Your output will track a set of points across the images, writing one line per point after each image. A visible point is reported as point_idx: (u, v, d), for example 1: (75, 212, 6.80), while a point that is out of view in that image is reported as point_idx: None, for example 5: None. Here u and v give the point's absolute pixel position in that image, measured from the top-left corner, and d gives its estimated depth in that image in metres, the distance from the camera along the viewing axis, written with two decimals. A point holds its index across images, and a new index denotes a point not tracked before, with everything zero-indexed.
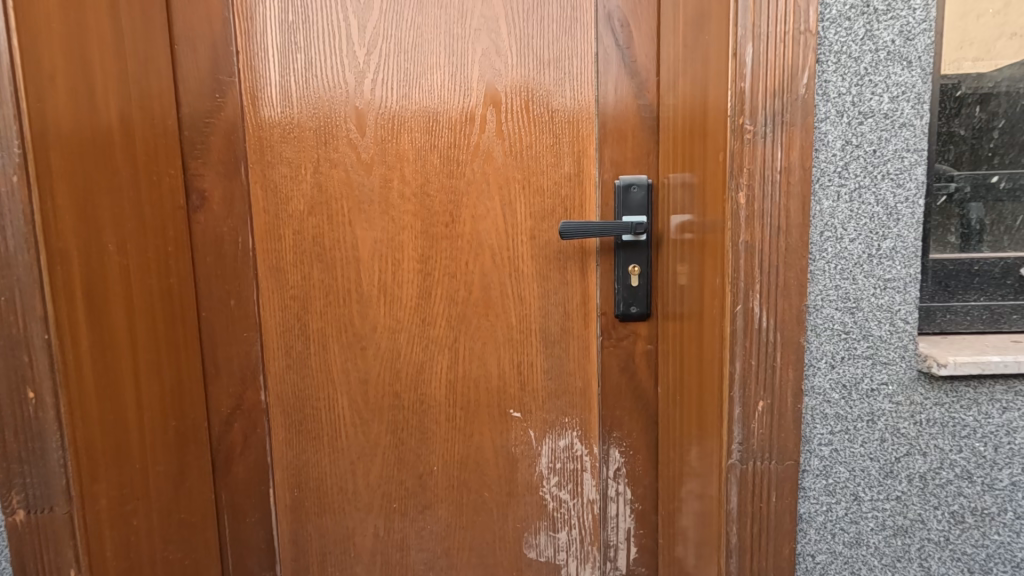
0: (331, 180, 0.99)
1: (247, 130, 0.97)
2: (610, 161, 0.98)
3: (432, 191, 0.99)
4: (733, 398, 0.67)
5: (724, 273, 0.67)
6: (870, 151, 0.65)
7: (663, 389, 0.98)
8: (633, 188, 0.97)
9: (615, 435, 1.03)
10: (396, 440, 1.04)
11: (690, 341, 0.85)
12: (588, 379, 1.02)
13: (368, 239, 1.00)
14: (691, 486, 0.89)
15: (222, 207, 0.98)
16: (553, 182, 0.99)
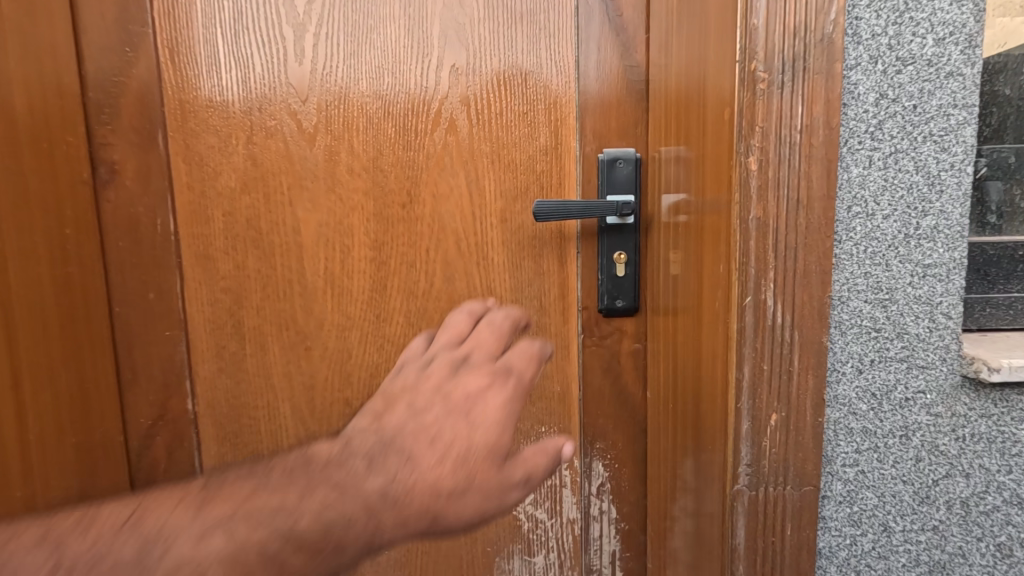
0: (266, 151, 0.84)
1: (164, 91, 0.82)
2: (592, 132, 0.85)
3: (386, 166, 0.85)
4: (741, 410, 0.55)
5: (731, 259, 0.55)
6: (909, 106, 0.52)
7: (653, 395, 0.86)
8: (619, 163, 0.84)
9: (598, 446, 0.91)
10: None
11: (684, 340, 0.72)
12: (567, 383, 0.89)
13: (312, 222, 0.86)
14: (685, 508, 0.76)
15: (136, 182, 0.83)
16: (527, 155, 0.86)
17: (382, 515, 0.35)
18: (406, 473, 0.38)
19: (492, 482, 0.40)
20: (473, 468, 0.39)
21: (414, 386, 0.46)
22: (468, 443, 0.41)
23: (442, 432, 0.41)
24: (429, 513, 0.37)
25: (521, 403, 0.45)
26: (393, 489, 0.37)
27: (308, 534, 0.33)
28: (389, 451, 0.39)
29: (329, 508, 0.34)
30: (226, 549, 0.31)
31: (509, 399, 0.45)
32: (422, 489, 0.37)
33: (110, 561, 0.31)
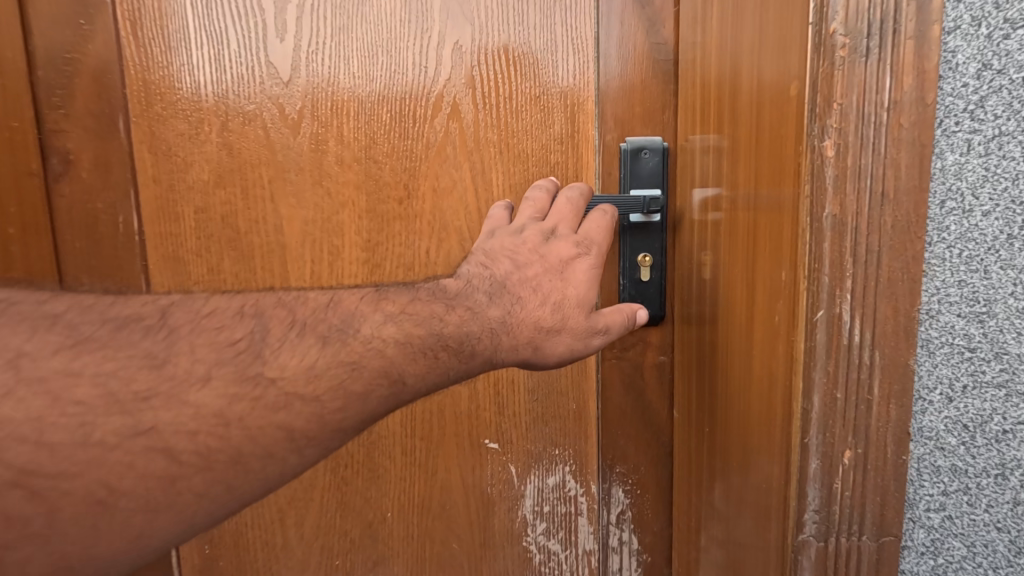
0: (243, 139, 0.74)
1: (125, 70, 0.71)
2: (613, 119, 0.75)
3: (381, 156, 0.75)
4: (809, 445, 0.46)
5: (798, 265, 0.45)
6: (1018, 79, 0.43)
7: (681, 415, 0.77)
8: (644, 152, 0.74)
9: (619, 470, 0.81)
10: (339, 480, 0.81)
11: (722, 357, 0.63)
12: (584, 401, 0.80)
13: (296, 220, 0.76)
14: (715, 538, 0.69)
15: (94, 174, 0.73)
16: (539, 145, 0.76)
17: (498, 336, 0.56)
18: (521, 309, 0.57)
19: (581, 327, 0.60)
20: (567, 314, 0.60)
21: (513, 249, 0.62)
22: (563, 296, 0.60)
23: (541, 284, 0.60)
24: (538, 336, 0.58)
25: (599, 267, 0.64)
26: (510, 314, 0.57)
27: (451, 339, 0.52)
28: (507, 292, 0.58)
29: (468, 322, 0.54)
30: (397, 335, 0.48)
31: (591, 264, 0.63)
32: (533, 321, 0.58)
33: (322, 326, 0.46)
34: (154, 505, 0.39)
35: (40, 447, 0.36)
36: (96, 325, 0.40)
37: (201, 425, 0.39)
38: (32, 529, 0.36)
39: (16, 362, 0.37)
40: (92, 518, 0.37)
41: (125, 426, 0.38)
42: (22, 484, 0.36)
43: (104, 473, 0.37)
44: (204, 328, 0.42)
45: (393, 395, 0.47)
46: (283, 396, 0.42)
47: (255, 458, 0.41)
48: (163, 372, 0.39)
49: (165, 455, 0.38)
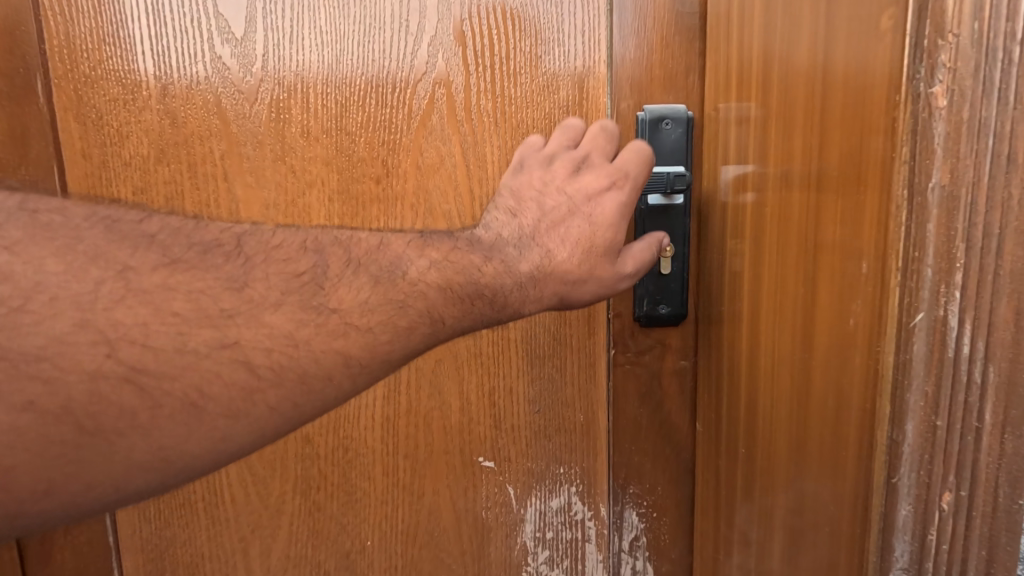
0: (188, 106, 0.62)
1: (43, 21, 0.59)
2: (630, 83, 0.63)
3: (354, 127, 0.64)
4: (899, 487, 0.36)
5: (888, 256, 0.35)
6: None
7: (704, 430, 0.66)
8: (665, 123, 0.62)
9: (632, 491, 0.71)
10: (310, 504, 0.70)
11: (761, 367, 0.52)
12: (593, 412, 0.70)
13: (255, 203, 0.64)
14: (745, 571, 0.57)
15: (8, 147, 0.60)
16: (542, 115, 0.65)
17: (528, 290, 0.51)
18: (548, 257, 0.52)
19: (609, 275, 0.54)
20: (595, 262, 0.54)
21: (542, 193, 0.56)
22: (592, 242, 0.54)
23: (569, 232, 0.54)
24: (564, 287, 0.53)
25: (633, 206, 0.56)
26: (540, 265, 0.52)
27: (485, 289, 0.49)
28: (537, 239, 0.53)
29: (503, 275, 0.50)
30: (439, 281, 0.46)
31: (623, 201, 0.55)
32: (561, 271, 0.53)
33: (373, 267, 0.44)
34: (236, 414, 0.37)
35: (145, 348, 0.35)
36: (183, 247, 0.38)
37: (276, 344, 0.38)
38: (136, 423, 0.35)
39: (120, 271, 0.36)
40: (184, 418, 0.36)
41: (211, 337, 0.36)
42: (130, 380, 0.34)
43: (198, 377, 0.36)
44: (274, 258, 0.41)
45: (434, 337, 0.46)
46: (344, 326, 0.41)
47: (316, 380, 0.40)
48: (244, 295, 0.38)
49: (247, 368, 0.37)
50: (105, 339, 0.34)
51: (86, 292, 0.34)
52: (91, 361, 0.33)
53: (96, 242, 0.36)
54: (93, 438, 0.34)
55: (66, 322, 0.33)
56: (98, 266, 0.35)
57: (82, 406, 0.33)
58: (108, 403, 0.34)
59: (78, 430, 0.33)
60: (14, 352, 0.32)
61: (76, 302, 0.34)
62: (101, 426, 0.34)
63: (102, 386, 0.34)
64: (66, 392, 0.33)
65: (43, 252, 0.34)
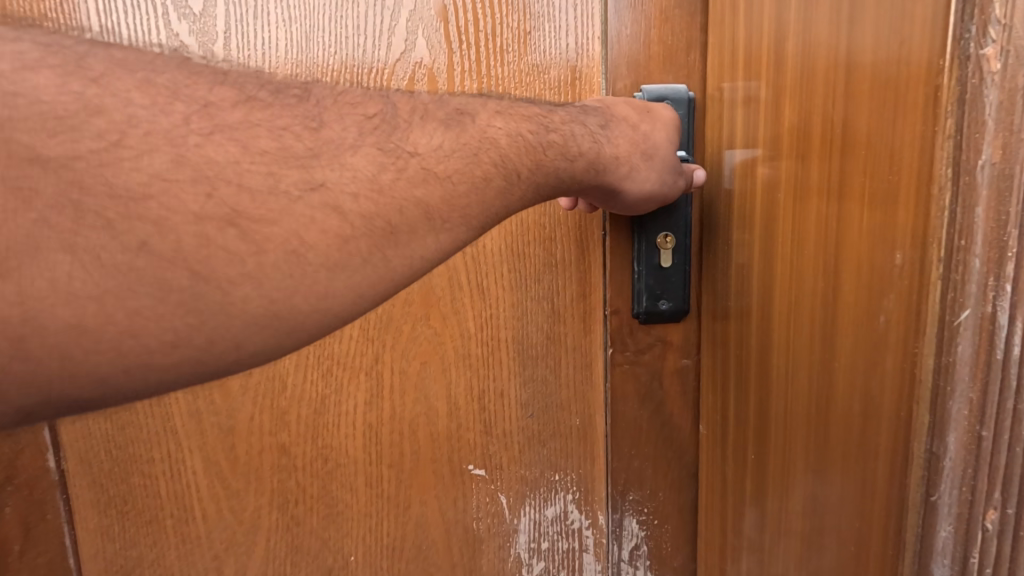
0: None
1: None
2: (627, 61, 0.58)
3: None
4: (940, 506, 0.31)
5: (930, 246, 0.31)
6: None
7: (708, 432, 0.62)
8: (665, 104, 0.57)
9: (632, 498, 0.67)
10: (288, 520, 0.65)
11: (773, 367, 0.47)
12: (590, 414, 0.66)
13: None
14: None
15: None
16: (533, 96, 0.60)
17: (602, 147, 0.48)
18: (614, 128, 0.50)
19: (672, 162, 0.52)
20: (658, 143, 0.52)
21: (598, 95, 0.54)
22: (651, 130, 0.52)
23: (630, 116, 0.51)
24: (634, 156, 0.50)
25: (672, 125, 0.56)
26: (609, 128, 0.49)
27: (555, 137, 0.45)
28: (604, 113, 0.50)
29: (572, 124, 0.47)
30: (508, 129, 0.41)
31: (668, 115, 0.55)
32: (629, 139, 0.50)
33: (441, 114, 0.39)
34: (335, 264, 0.33)
35: (240, 188, 0.31)
36: (256, 86, 0.33)
37: (362, 188, 0.34)
38: (245, 272, 0.31)
39: (203, 106, 0.31)
40: (289, 268, 0.32)
41: (297, 181, 0.32)
42: (231, 224, 0.31)
43: (294, 223, 0.32)
44: (342, 101, 0.35)
45: (510, 192, 0.41)
46: (422, 172, 0.36)
47: (403, 233, 0.35)
48: (321, 135, 0.33)
49: (338, 213, 0.33)
50: (204, 177, 0.30)
51: (176, 127, 0.30)
52: (193, 201, 0.30)
53: (176, 79, 0.31)
54: (207, 287, 0.30)
55: (163, 156, 0.30)
56: (182, 100, 0.31)
57: (192, 254, 0.30)
58: (217, 249, 0.30)
59: (193, 277, 0.30)
60: (118, 189, 0.29)
61: (167, 135, 0.30)
62: (214, 273, 0.30)
63: (208, 229, 0.30)
64: (174, 233, 0.29)
65: (127, 85, 0.30)
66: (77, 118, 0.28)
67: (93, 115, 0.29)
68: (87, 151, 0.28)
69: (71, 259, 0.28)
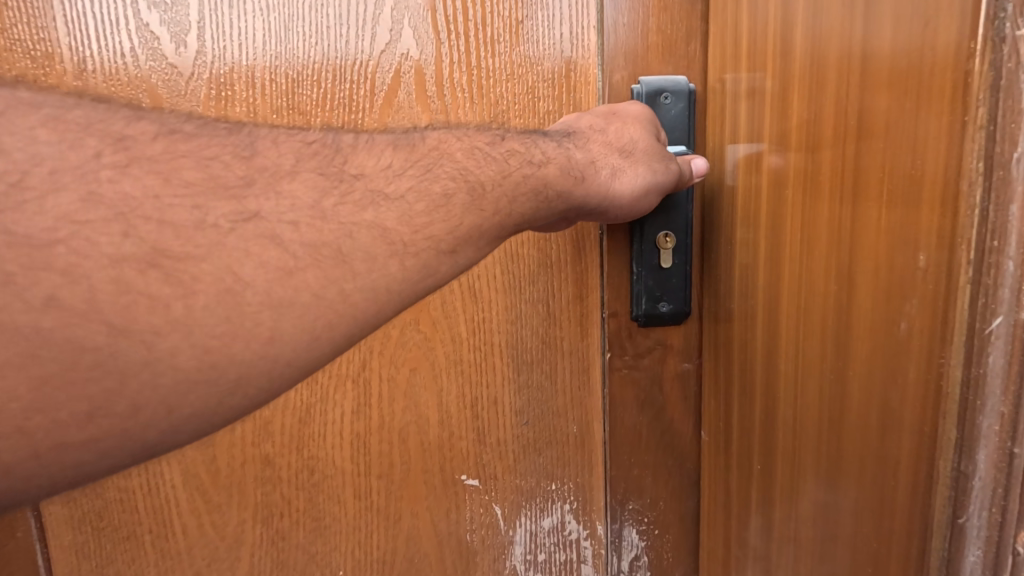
0: (112, 83, 0.53)
1: None
2: (625, 51, 0.55)
3: (308, 106, 0.56)
4: (968, 529, 0.29)
5: (957, 246, 0.28)
6: None
7: (710, 440, 0.59)
8: (664, 96, 0.54)
9: (632, 507, 0.64)
10: (273, 534, 0.62)
11: (781, 373, 0.45)
12: (588, 421, 0.63)
13: None
14: None
15: None
16: (525, 89, 0.57)
17: (576, 157, 0.47)
18: (583, 137, 0.49)
19: (654, 148, 0.50)
20: (634, 137, 0.50)
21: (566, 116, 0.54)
22: (624, 127, 0.50)
23: (593, 123, 0.50)
24: (612, 159, 0.49)
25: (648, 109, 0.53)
26: (576, 140, 0.48)
27: (516, 146, 0.44)
28: (569, 130, 0.50)
29: (534, 139, 0.46)
30: (464, 144, 0.41)
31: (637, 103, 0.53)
32: (602, 145, 0.49)
33: (389, 136, 0.39)
34: (281, 303, 0.32)
35: (162, 224, 0.30)
36: (179, 120, 0.33)
37: (302, 215, 0.33)
38: (171, 316, 0.30)
39: (118, 140, 0.30)
40: (224, 312, 0.31)
41: (226, 212, 0.31)
42: (153, 264, 0.29)
43: (225, 257, 0.31)
44: (279, 131, 0.35)
45: (476, 208, 0.40)
46: (370, 195, 0.35)
47: (359, 260, 0.34)
48: (253, 163, 0.33)
49: (276, 243, 0.32)
50: (119, 214, 0.29)
51: (88, 163, 0.29)
52: (109, 243, 0.29)
53: (89, 114, 0.31)
54: (129, 338, 0.29)
55: (72, 196, 0.29)
56: (94, 135, 0.30)
57: (109, 299, 0.29)
58: (139, 294, 0.29)
59: (109, 329, 0.29)
60: (23, 236, 0.28)
61: (76, 173, 0.29)
62: (132, 322, 0.29)
63: (126, 271, 0.29)
64: (87, 278, 0.28)
65: (30, 123, 0.29)
66: None
67: None
68: None
69: None
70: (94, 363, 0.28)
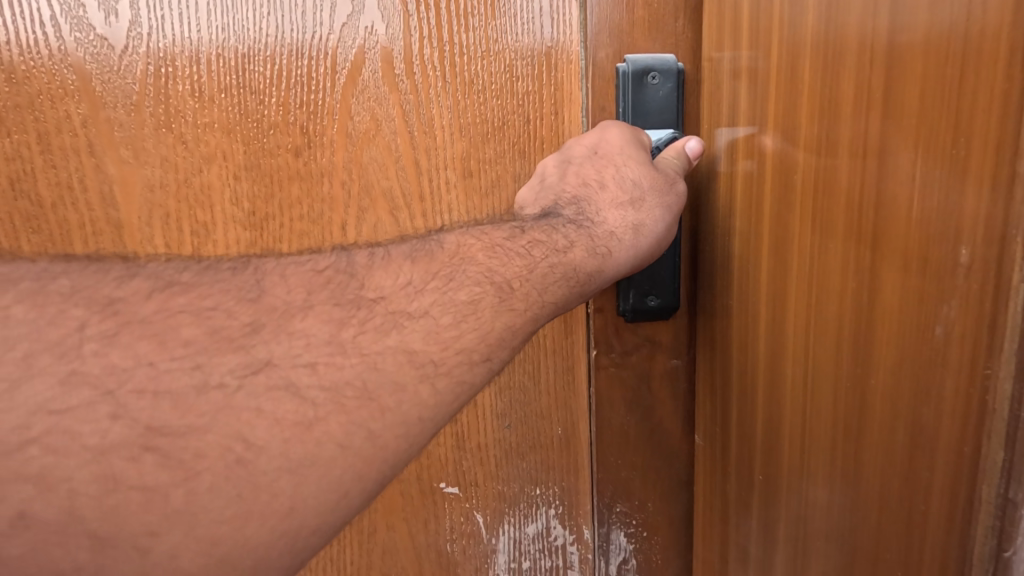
0: (30, 56, 0.47)
1: None
2: (608, 26, 0.51)
3: (263, 85, 0.50)
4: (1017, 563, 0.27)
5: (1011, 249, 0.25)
6: None
7: (706, 445, 0.56)
8: (651, 76, 0.50)
9: (620, 510, 0.61)
10: None
11: (788, 378, 0.42)
12: (573, 424, 0.60)
13: (134, 183, 0.50)
14: None
15: None
16: (502, 68, 0.53)
17: (596, 235, 0.47)
18: (591, 204, 0.49)
19: (661, 182, 0.47)
20: (640, 188, 0.48)
21: (562, 174, 0.51)
22: (618, 169, 0.48)
23: (595, 191, 0.49)
24: (629, 218, 0.48)
25: (634, 132, 0.49)
26: (587, 219, 0.48)
27: (538, 236, 0.44)
28: (577, 209, 0.49)
29: (551, 229, 0.45)
30: (484, 246, 0.41)
31: (622, 133, 0.49)
32: (616, 214, 0.48)
33: (406, 247, 0.39)
34: (301, 464, 0.30)
35: (155, 398, 0.28)
36: (176, 271, 0.33)
37: (320, 355, 0.31)
38: (171, 509, 0.27)
39: (107, 305, 0.30)
40: (235, 487, 0.28)
41: (235, 368, 0.30)
42: (146, 447, 0.28)
43: (233, 426, 0.29)
44: (288, 262, 0.35)
45: (507, 306, 0.39)
46: (391, 319, 0.34)
47: (388, 394, 0.32)
48: (261, 304, 0.32)
49: (296, 394, 0.30)
50: (107, 393, 0.28)
51: (71, 338, 0.28)
52: (92, 433, 0.27)
53: (75, 281, 0.30)
54: (115, 548, 0.27)
55: (49, 380, 0.27)
56: (78, 305, 0.29)
57: (93, 502, 0.26)
58: (128, 490, 0.27)
59: (92, 540, 0.26)
60: None
61: (56, 353, 0.28)
62: (120, 528, 0.27)
63: (113, 462, 0.27)
64: (67, 484, 0.26)
65: (8, 301, 0.28)
66: None
67: None
68: None
69: None
70: (40, 469, 0.26)
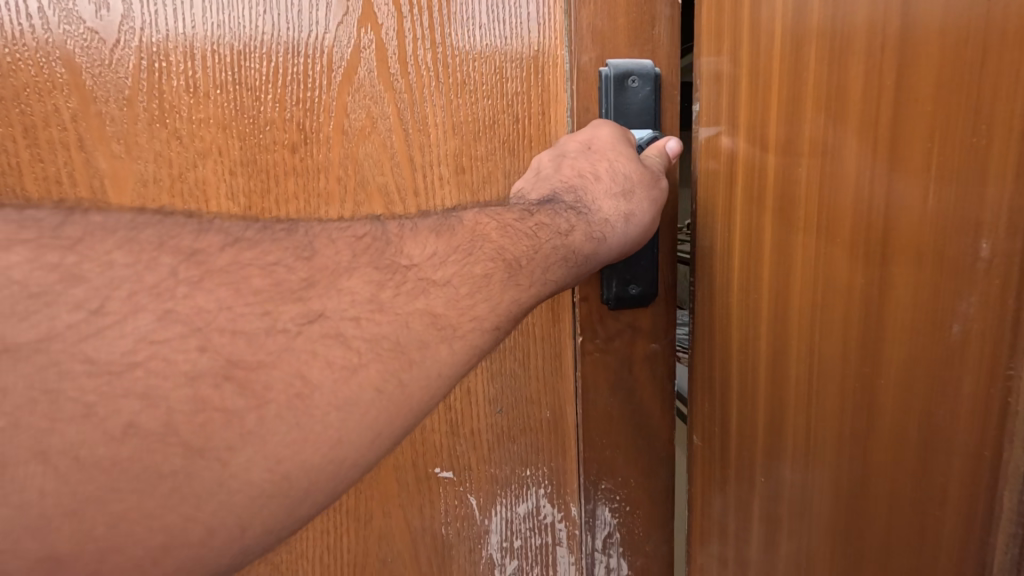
0: (15, 47, 0.45)
1: None
2: (592, 32, 0.52)
3: (257, 82, 0.49)
4: None
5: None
6: None
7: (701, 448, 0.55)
8: (632, 80, 0.52)
9: (605, 486, 0.61)
10: None
11: (791, 374, 0.43)
12: (560, 406, 0.60)
13: (126, 174, 0.49)
14: None
15: None
16: (492, 69, 0.53)
17: (591, 223, 0.48)
18: (587, 193, 0.50)
19: (649, 178, 0.49)
20: (632, 181, 0.49)
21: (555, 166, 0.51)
22: (612, 162, 0.48)
23: (588, 182, 0.49)
24: (622, 210, 0.49)
25: (623, 131, 0.50)
26: (584, 208, 0.49)
27: (544, 219, 0.46)
28: (573, 198, 0.49)
29: (558, 213, 0.47)
30: (498, 226, 0.43)
31: (613, 130, 0.50)
32: (609, 205, 0.49)
33: (428, 221, 0.41)
34: (344, 402, 0.32)
35: (235, 334, 0.30)
36: (241, 228, 0.34)
37: (361, 309, 0.34)
38: (246, 430, 0.29)
39: (189, 255, 0.31)
40: (293, 418, 0.31)
41: (295, 315, 0.32)
42: (226, 377, 0.29)
43: (294, 363, 0.31)
44: (329, 227, 0.36)
45: (514, 283, 0.42)
46: (421, 284, 0.37)
47: (415, 348, 0.35)
48: (315, 263, 0.34)
49: (341, 341, 0.33)
50: (196, 328, 0.29)
51: (164, 281, 0.29)
52: (185, 360, 0.29)
53: (160, 233, 0.31)
54: (207, 458, 0.28)
55: (150, 315, 0.29)
56: (168, 253, 0.30)
57: (185, 419, 0.28)
58: (214, 411, 0.29)
59: (187, 450, 0.28)
60: (101, 364, 0.27)
61: (153, 292, 0.29)
62: (211, 441, 0.29)
63: (202, 389, 0.29)
64: (166, 403, 0.28)
65: (106, 246, 0.29)
66: (52, 291, 0.27)
67: (73, 284, 0.27)
68: (65, 327, 0.27)
69: (43, 468, 0.25)
70: (142, 390, 0.28)
